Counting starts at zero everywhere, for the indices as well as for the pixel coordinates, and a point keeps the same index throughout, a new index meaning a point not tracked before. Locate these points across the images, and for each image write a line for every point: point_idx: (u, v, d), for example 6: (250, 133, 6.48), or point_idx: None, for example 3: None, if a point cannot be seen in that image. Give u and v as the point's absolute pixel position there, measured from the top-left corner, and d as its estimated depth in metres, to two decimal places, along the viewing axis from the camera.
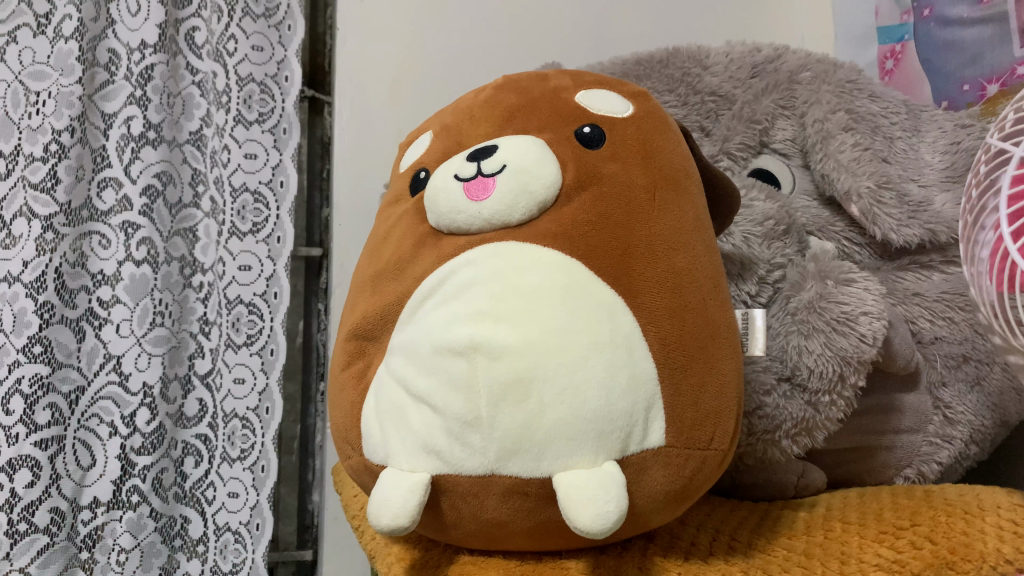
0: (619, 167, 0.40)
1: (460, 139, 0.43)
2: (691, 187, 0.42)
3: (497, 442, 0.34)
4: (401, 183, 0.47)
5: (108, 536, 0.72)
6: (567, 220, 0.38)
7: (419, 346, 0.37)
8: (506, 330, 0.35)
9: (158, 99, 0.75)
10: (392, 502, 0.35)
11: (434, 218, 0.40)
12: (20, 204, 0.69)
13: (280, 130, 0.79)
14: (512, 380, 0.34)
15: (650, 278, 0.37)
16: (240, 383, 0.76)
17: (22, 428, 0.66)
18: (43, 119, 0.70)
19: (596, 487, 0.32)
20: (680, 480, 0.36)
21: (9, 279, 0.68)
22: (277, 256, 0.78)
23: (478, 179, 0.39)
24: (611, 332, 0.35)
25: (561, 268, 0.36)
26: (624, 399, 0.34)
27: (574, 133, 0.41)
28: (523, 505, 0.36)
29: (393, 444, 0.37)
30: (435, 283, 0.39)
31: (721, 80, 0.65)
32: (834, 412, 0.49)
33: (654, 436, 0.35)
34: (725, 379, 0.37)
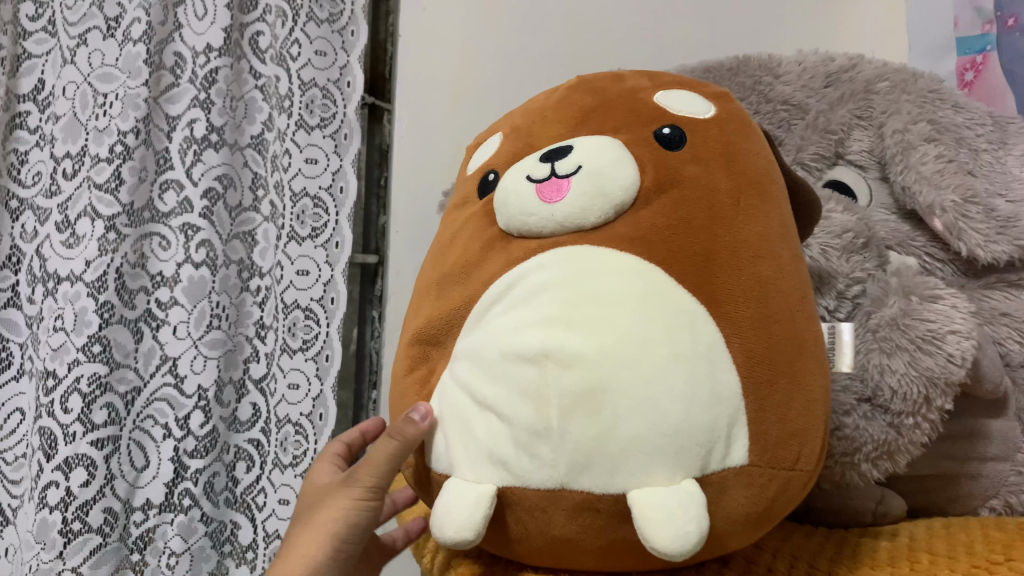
0: (700, 169, 0.38)
1: (532, 141, 0.42)
2: (776, 193, 0.39)
3: (567, 455, 0.32)
4: (468, 185, 0.46)
5: (160, 539, 0.72)
6: (645, 224, 0.36)
7: (486, 352, 0.36)
8: (579, 337, 0.33)
9: (221, 102, 0.74)
10: (455, 515, 0.34)
11: (504, 221, 0.39)
12: (85, 204, 0.70)
13: (342, 135, 0.77)
14: (585, 391, 0.32)
15: (733, 287, 0.35)
16: (294, 388, 0.75)
17: (79, 427, 0.67)
18: (110, 121, 0.71)
19: (675, 507, 0.31)
20: (763, 502, 0.34)
21: (72, 278, 0.69)
22: (335, 261, 0.76)
23: (551, 181, 0.37)
24: (692, 341, 0.33)
25: (637, 274, 0.34)
26: (705, 414, 0.32)
27: (653, 135, 0.39)
28: (594, 522, 0.33)
29: (457, 453, 0.36)
30: (504, 287, 0.37)
31: (793, 89, 0.64)
32: (918, 435, 0.46)
33: (736, 454, 0.33)
34: (812, 396, 0.35)
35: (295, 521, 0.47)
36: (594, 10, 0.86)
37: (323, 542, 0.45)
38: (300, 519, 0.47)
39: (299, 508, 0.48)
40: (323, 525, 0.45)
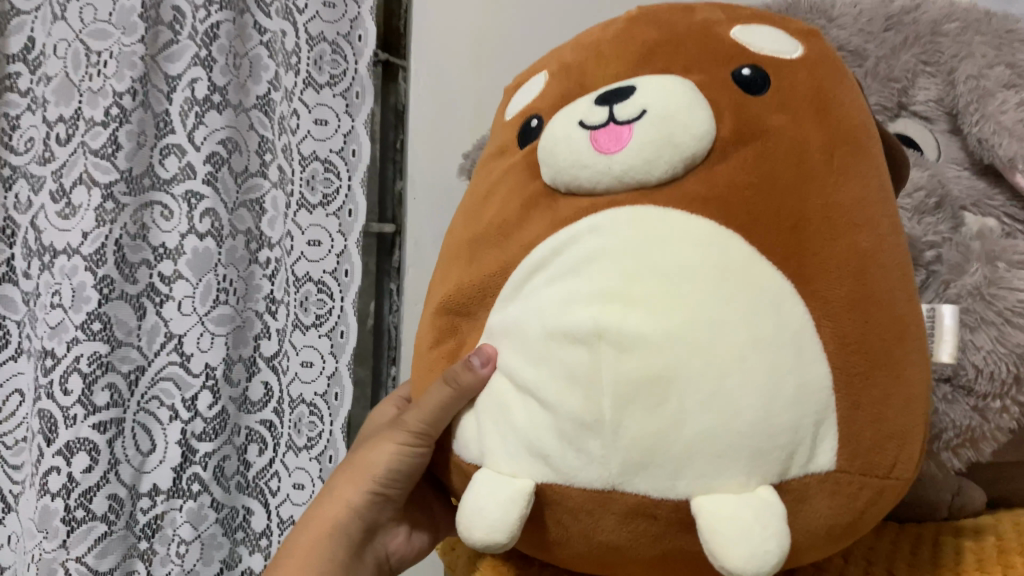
0: (787, 118, 0.32)
1: (582, 80, 0.35)
2: (873, 148, 0.33)
3: (622, 453, 0.28)
4: (507, 132, 0.40)
5: (168, 526, 0.68)
6: (719, 181, 0.30)
7: (528, 328, 0.30)
8: (641, 316, 0.28)
9: (223, 60, 0.69)
10: (486, 513, 0.29)
11: (548, 173, 0.33)
12: (80, 171, 0.65)
13: (353, 94, 0.71)
14: (647, 379, 0.27)
15: (827, 260, 0.29)
16: (308, 366, 0.70)
17: (80, 410, 0.63)
18: (105, 81, 0.65)
19: (751, 519, 0.26)
20: (848, 512, 0.29)
21: (68, 251, 0.64)
22: (348, 231, 0.70)
23: (610, 127, 0.31)
24: (775, 327, 0.27)
25: (712, 243, 0.29)
26: (787, 414, 0.27)
27: (731, 76, 0.32)
28: (647, 530, 0.29)
29: (492, 442, 0.31)
30: (548, 253, 0.32)
31: (848, 34, 0.56)
32: (1005, 421, 0.41)
33: (821, 458, 0.28)
34: (913, 391, 0.29)
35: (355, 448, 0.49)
36: None
37: (365, 481, 0.46)
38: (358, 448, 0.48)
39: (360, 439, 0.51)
40: (366, 465, 0.46)
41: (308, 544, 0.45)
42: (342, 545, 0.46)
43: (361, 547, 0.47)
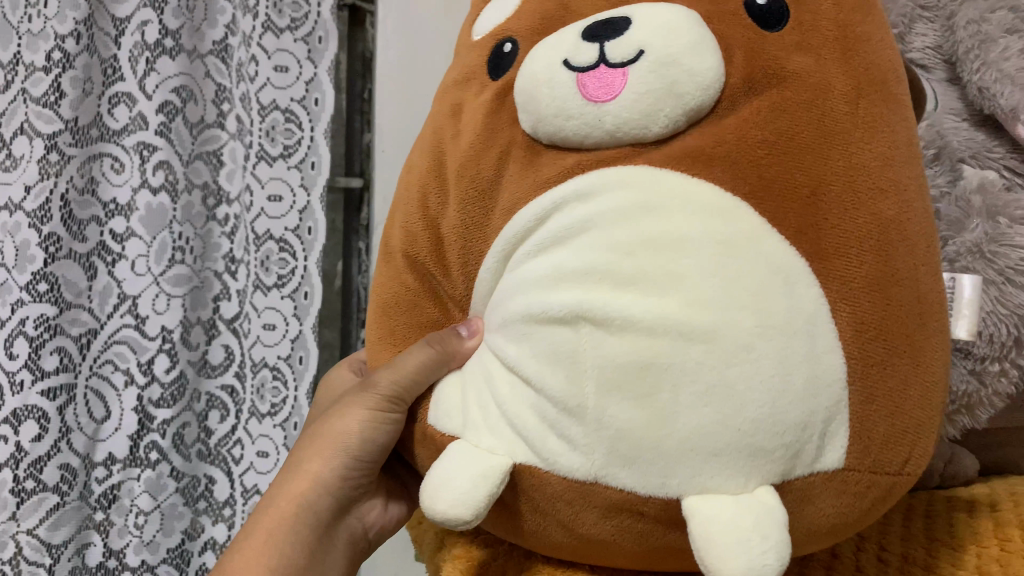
0: (810, 59, 0.26)
1: (568, 2, 0.30)
2: (907, 95, 0.28)
3: (607, 444, 0.25)
4: (472, 55, 0.34)
5: (125, 496, 0.65)
6: (727, 137, 0.26)
7: (513, 304, 0.28)
8: (634, 298, 0.25)
9: (175, 1, 0.64)
10: (452, 484, 0.26)
11: (527, 120, 0.28)
12: (21, 121, 0.60)
13: (315, 38, 0.67)
14: (639, 365, 0.24)
15: (845, 232, 0.25)
16: (270, 329, 0.68)
17: (27, 375, 0.59)
18: (45, 23, 0.60)
19: (747, 525, 0.22)
20: (854, 513, 0.26)
21: (10, 207, 0.60)
22: (311, 184, 0.67)
23: (598, 70, 0.26)
24: (785, 311, 0.24)
25: (714, 211, 0.25)
26: (796, 409, 0.24)
27: (744, 4, 0.27)
28: (634, 526, 0.26)
29: (474, 418, 0.28)
30: (535, 224, 0.28)
31: None
32: (1003, 385, 0.38)
33: (829, 458, 0.25)
34: (933, 384, 0.26)
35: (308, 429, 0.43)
36: None
37: (327, 459, 0.40)
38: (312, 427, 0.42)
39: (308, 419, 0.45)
40: (331, 441, 0.40)
41: (265, 535, 0.38)
42: (307, 534, 0.38)
43: (326, 538, 0.40)
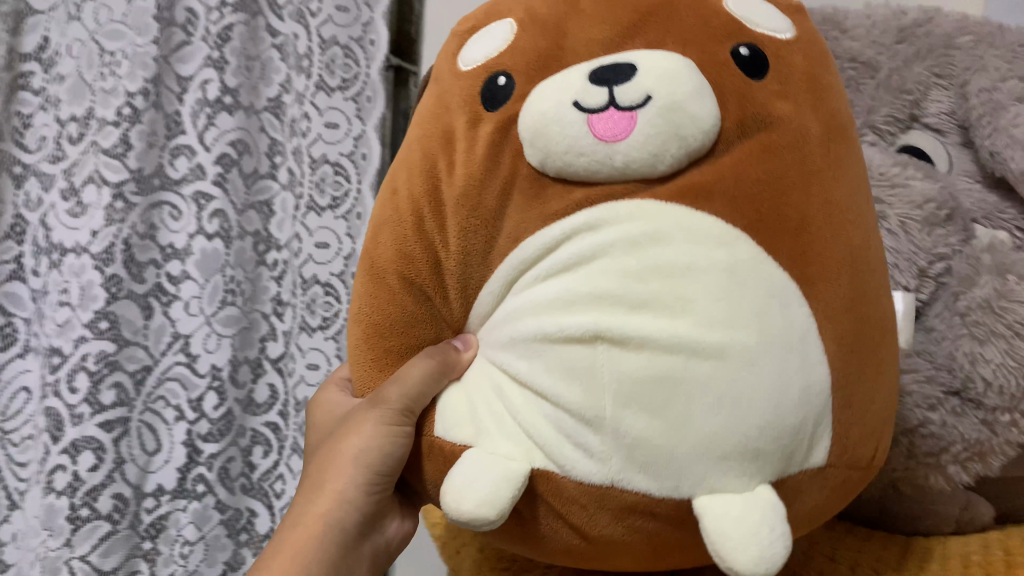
0: (790, 107, 0.30)
1: (563, 42, 0.31)
2: (855, 139, 0.33)
3: (625, 450, 0.27)
4: (455, 85, 0.33)
5: (172, 526, 0.69)
6: (725, 173, 0.29)
7: (520, 322, 0.30)
8: (647, 318, 0.27)
9: (236, 61, 0.69)
10: (476, 486, 0.27)
11: (535, 155, 0.29)
12: (91, 170, 0.65)
13: (364, 98, 0.71)
14: (655, 378, 0.27)
15: (830, 261, 0.28)
16: (314, 369, 0.72)
17: (87, 408, 0.64)
18: (117, 81, 0.66)
19: (757, 518, 0.26)
20: (828, 501, 0.30)
21: (77, 250, 0.65)
22: (357, 234, 0.71)
23: (609, 112, 0.28)
24: (784, 329, 0.27)
25: (722, 242, 0.28)
26: (795, 415, 0.27)
27: (731, 55, 0.30)
28: (652, 527, 0.28)
29: (487, 425, 0.30)
30: (542, 250, 0.29)
31: (862, 45, 0.49)
32: (1015, 436, 0.39)
33: (816, 456, 0.29)
34: (884, 390, 0.30)
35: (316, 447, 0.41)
36: None
37: (339, 482, 0.37)
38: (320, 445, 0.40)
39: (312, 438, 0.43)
40: (340, 461, 0.37)
41: (280, 569, 0.36)
42: (325, 563, 0.37)
43: (347, 563, 0.38)
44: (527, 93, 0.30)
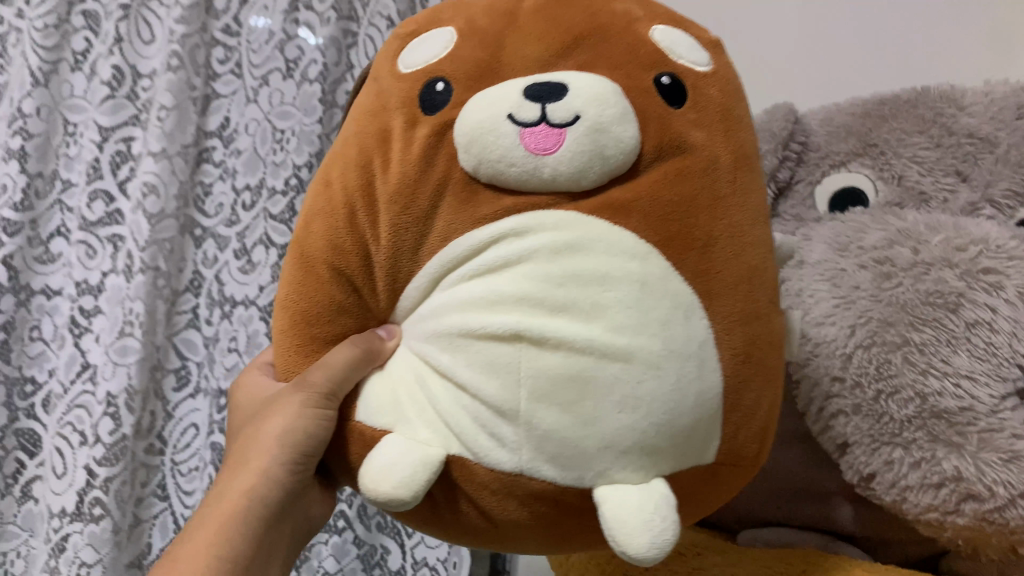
0: (704, 137, 0.37)
1: (500, 56, 0.37)
2: (757, 166, 0.40)
3: (536, 439, 0.33)
4: (394, 85, 0.39)
5: (315, 558, 0.83)
6: (642, 194, 0.35)
7: (447, 316, 0.35)
8: (566, 321, 0.33)
9: None
10: (392, 472, 0.33)
11: (469, 162, 0.35)
12: (261, 232, 0.80)
13: None
14: (567, 376, 0.32)
15: (728, 279, 0.35)
16: None
17: None
18: (286, 155, 0.79)
19: (652, 509, 0.32)
20: (701, 484, 0.36)
21: (247, 302, 0.80)
22: None
23: (543, 127, 0.34)
24: (684, 340, 0.33)
25: (638, 256, 0.34)
26: (688, 415, 0.33)
27: (653, 82, 0.37)
28: (546, 512, 0.34)
29: (410, 413, 0.35)
30: (467, 253, 0.35)
31: (981, 121, 0.53)
32: None
33: (709, 453, 0.35)
34: (772, 392, 0.37)
35: (242, 430, 0.47)
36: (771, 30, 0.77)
37: (261, 461, 0.43)
38: (244, 428, 0.46)
39: (237, 421, 0.49)
40: (263, 443, 0.43)
41: (209, 535, 0.42)
42: (249, 530, 0.43)
43: (268, 530, 0.44)
44: (463, 100, 0.36)
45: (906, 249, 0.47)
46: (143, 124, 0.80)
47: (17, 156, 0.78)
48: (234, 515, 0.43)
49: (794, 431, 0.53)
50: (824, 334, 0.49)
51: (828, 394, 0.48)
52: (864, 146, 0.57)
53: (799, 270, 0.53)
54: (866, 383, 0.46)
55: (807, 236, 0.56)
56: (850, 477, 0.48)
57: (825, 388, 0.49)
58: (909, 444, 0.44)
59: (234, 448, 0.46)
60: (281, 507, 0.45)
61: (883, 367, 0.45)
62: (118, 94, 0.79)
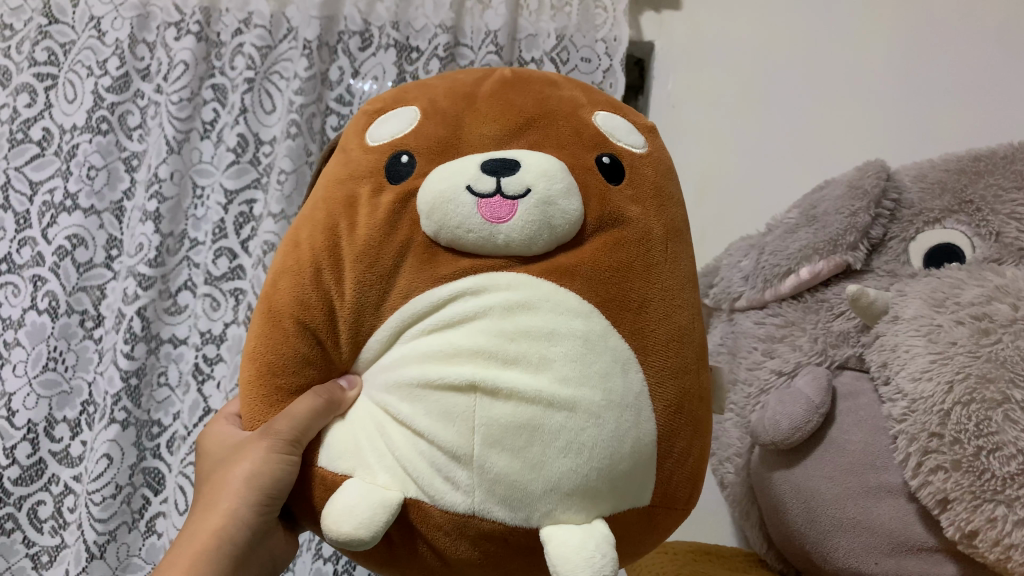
0: (640, 211, 0.43)
1: (459, 136, 0.42)
2: (688, 237, 0.46)
3: (488, 483, 0.36)
4: (363, 156, 0.44)
5: None
6: (584, 259, 0.40)
7: (407, 368, 0.39)
8: (516, 373, 0.37)
9: None
10: (358, 511, 0.35)
11: (430, 227, 0.40)
12: None
13: None
14: (517, 426, 0.36)
15: (663, 336, 0.40)
16: None
17: None
18: None
19: (590, 546, 0.35)
20: (630, 530, 0.39)
21: None
22: None
23: (497, 198, 0.39)
24: (623, 391, 0.37)
25: (582, 315, 0.38)
26: (627, 460, 0.37)
27: (596, 161, 0.43)
28: (496, 550, 0.37)
29: (369, 459, 0.38)
30: (427, 309, 0.39)
31: None
32: None
33: (644, 497, 0.39)
34: (702, 445, 0.42)
35: (210, 474, 0.48)
36: (847, 95, 0.85)
37: (228, 503, 0.45)
38: (213, 473, 0.48)
39: (205, 465, 0.51)
40: (228, 486, 0.45)
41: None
42: (215, 568, 0.45)
43: (236, 567, 0.46)
44: (425, 171, 0.41)
45: (1004, 306, 0.49)
46: (264, 186, 0.91)
47: (153, 218, 0.87)
48: (205, 552, 0.45)
49: (899, 486, 0.53)
50: (921, 389, 0.49)
51: (926, 449, 0.49)
52: (960, 203, 0.58)
53: (894, 325, 0.54)
54: (965, 438, 0.46)
55: (902, 291, 0.56)
56: (950, 534, 0.48)
57: (922, 442, 0.49)
58: (1012, 502, 0.45)
59: (203, 492, 0.48)
60: (248, 545, 0.46)
61: (983, 424, 0.46)
62: (242, 159, 0.90)
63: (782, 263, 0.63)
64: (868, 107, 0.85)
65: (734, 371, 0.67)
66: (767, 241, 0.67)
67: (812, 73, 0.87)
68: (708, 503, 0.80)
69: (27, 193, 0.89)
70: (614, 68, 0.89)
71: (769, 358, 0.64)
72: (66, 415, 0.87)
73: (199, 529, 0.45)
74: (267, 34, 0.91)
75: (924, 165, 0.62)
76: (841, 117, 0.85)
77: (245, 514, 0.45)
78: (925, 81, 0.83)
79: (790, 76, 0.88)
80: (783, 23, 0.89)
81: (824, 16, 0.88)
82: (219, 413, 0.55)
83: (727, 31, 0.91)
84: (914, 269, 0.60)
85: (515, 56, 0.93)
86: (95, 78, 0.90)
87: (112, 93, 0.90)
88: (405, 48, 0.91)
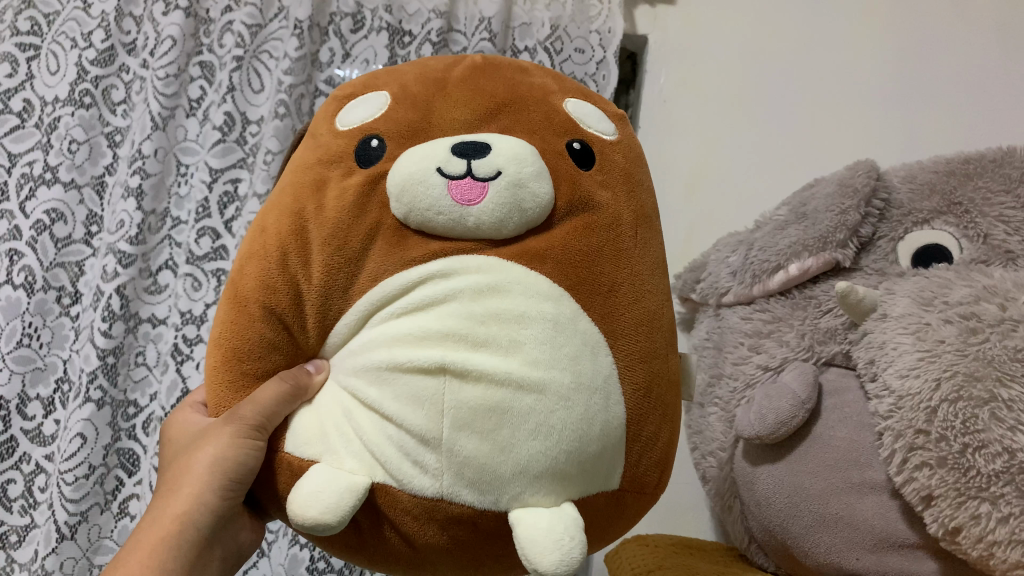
0: (609, 195, 0.43)
1: (430, 119, 0.42)
2: (657, 224, 0.46)
3: (457, 466, 0.36)
4: (332, 141, 0.43)
5: None
6: (554, 243, 0.40)
7: (375, 352, 0.38)
8: (486, 355, 0.36)
9: None
10: (324, 497, 0.34)
11: (400, 210, 0.39)
12: None
13: None
14: (485, 408, 0.35)
15: (630, 319, 0.40)
16: None
17: None
18: None
19: (560, 529, 0.35)
20: (600, 515, 0.39)
21: None
22: None
23: (468, 180, 0.38)
24: (592, 373, 0.37)
25: (553, 298, 0.38)
26: (596, 442, 0.37)
27: (566, 147, 0.43)
28: (464, 535, 0.37)
29: (336, 444, 0.37)
30: (398, 292, 0.38)
31: None
32: None
33: (613, 480, 0.39)
34: (670, 429, 0.42)
35: (173, 460, 0.48)
36: (838, 96, 0.86)
37: (192, 488, 0.44)
38: (176, 460, 0.47)
39: (169, 453, 0.50)
40: (191, 473, 0.44)
41: (140, 563, 0.43)
42: (178, 556, 0.44)
43: (198, 555, 0.45)
44: (396, 155, 0.41)
45: (992, 306, 0.49)
46: (250, 166, 0.90)
47: (135, 194, 0.86)
48: (167, 540, 0.44)
49: (883, 483, 0.52)
50: (908, 386, 0.49)
51: (912, 446, 0.49)
52: (949, 205, 0.58)
53: (881, 322, 0.54)
54: (951, 436, 0.46)
55: (891, 289, 0.56)
56: (933, 531, 0.48)
57: (908, 439, 0.49)
58: (997, 499, 0.45)
59: (165, 478, 0.47)
60: (212, 533, 0.46)
61: (969, 422, 0.46)
62: (228, 138, 0.89)
63: (771, 259, 0.63)
64: (866, 105, 0.85)
65: (720, 365, 0.67)
66: (755, 237, 0.67)
67: (806, 73, 0.87)
68: (688, 498, 0.81)
69: (6, 165, 0.86)
70: (608, 59, 0.89)
71: (755, 353, 0.63)
72: (40, 392, 0.85)
73: (160, 517, 0.45)
74: (257, 13, 0.89)
75: (915, 165, 0.62)
76: (835, 116, 0.85)
77: (209, 500, 0.44)
78: (918, 83, 0.84)
79: (787, 73, 0.88)
80: (778, 24, 0.89)
81: (818, 18, 0.88)
82: (185, 400, 0.54)
83: (719, 30, 0.91)
84: (902, 268, 0.60)
85: (509, 45, 0.92)
86: (79, 50, 0.88)
87: (97, 66, 0.88)
88: (397, 32, 0.90)
